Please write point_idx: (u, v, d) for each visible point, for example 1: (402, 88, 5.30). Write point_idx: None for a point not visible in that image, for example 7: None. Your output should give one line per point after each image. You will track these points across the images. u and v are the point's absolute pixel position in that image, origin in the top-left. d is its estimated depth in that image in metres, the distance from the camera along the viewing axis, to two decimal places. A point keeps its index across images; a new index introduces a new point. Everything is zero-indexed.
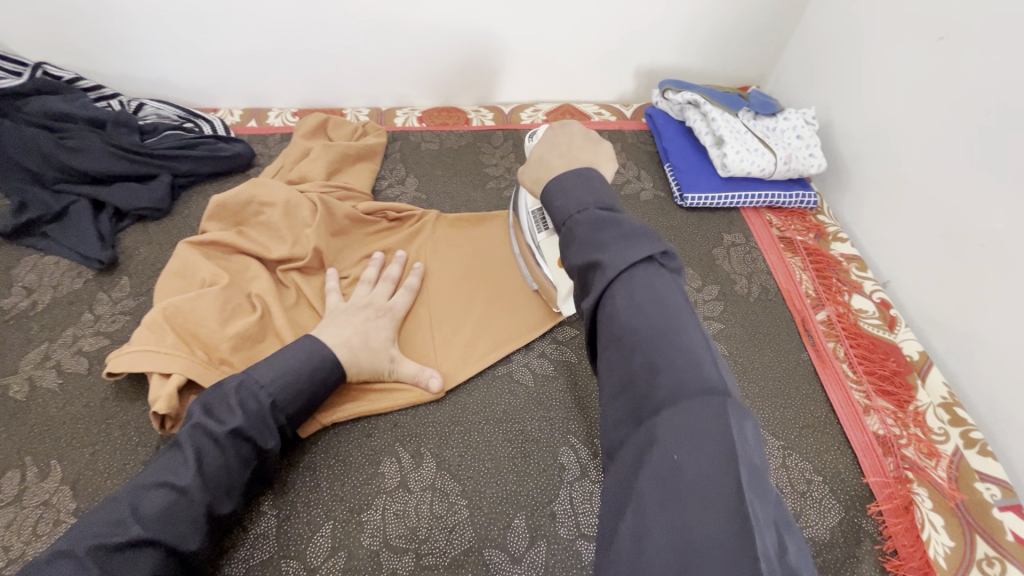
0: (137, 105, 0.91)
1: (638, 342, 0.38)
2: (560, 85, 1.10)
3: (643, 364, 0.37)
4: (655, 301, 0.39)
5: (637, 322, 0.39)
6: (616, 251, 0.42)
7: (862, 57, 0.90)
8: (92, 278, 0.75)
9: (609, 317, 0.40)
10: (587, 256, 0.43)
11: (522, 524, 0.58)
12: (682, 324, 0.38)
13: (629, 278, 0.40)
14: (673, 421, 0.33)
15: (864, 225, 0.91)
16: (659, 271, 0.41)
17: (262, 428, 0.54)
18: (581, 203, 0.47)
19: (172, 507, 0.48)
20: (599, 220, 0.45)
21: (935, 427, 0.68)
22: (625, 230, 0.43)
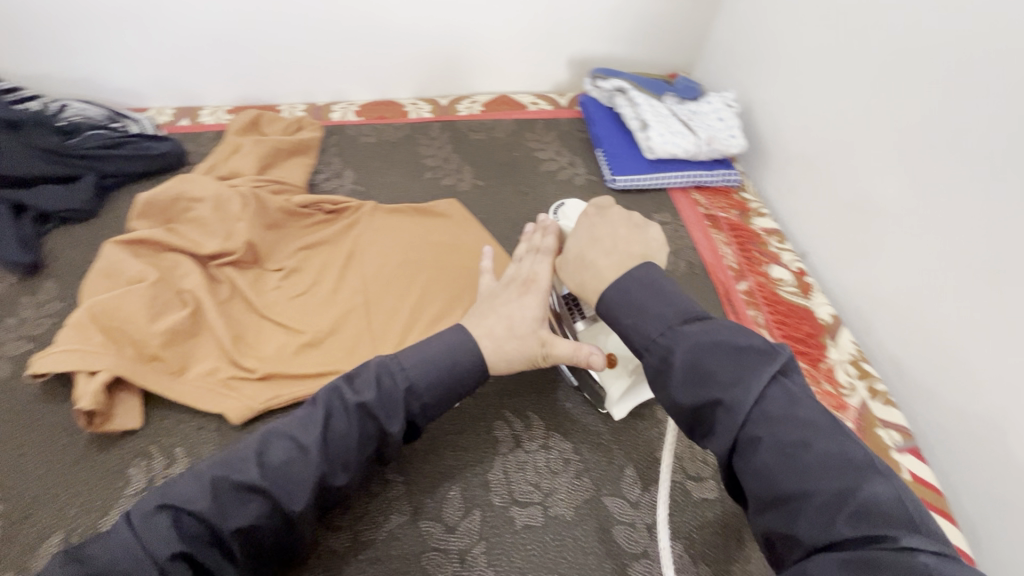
0: (60, 106, 0.89)
1: (802, 491, 0.36)
2: (497, 77, 1.13)
3: (812, 525, 0.36)
4: (797, 432, 0.38)
5: (798, 476, 0.37)
6: (727, 382, 0.41)
7: (774, 44, 0.96)
8: (14, 282, 0.74)
9: (750, 470, 0.39)
10: (699, 393, 0.42)
11: (458, 496, 0.60)
12: (845, 460, 0.37)
13: (761, 413, 0.40)
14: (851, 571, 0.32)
15: (784, 200, 0.97)
16: (786, 387, 0.41)
17: (389, 407, 0.49)
18: (660, 319, 0.47)
19: (292, 462, 0.45)
20: (688, 343, 0.44)
21: (844, 382, 0.74)
22: (731, 353, 0.42)
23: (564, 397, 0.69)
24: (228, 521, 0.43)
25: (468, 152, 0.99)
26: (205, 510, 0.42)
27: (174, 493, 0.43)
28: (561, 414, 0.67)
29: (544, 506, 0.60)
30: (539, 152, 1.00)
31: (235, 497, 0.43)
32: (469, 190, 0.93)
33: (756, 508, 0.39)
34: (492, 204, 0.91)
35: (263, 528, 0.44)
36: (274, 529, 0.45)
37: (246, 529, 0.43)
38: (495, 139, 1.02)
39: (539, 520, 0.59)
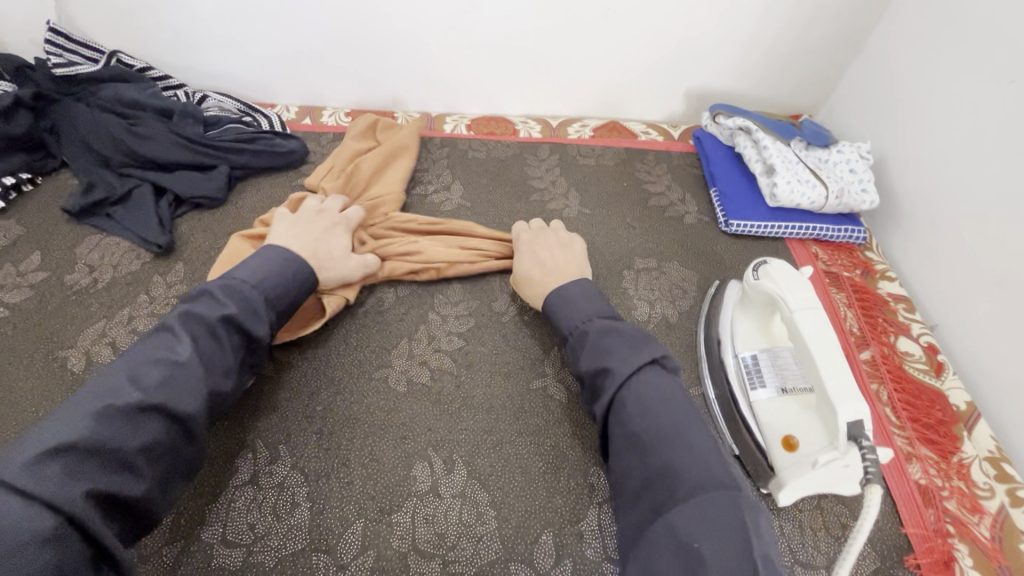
0: (201, 97, 0.95)
1: (649, 437, 0.51)
2: (609, 102, 1.11)
3: (653, 458, 0.49)
4: (656, 396, 0.54)
5: (642, 424, 0.52)
6: (620, 355, 0.58)
7: (920, 98, 0.88)
8: (149, 260, 0.79)
9: (623, 424, 0.54)
10: (598, 363, 0.59)
11: (549, 541, 0.58)
12: (691, 422, 0.51)
13: (635, 384, 0.55)
14: (687, 506, 0.44)
15: (914, 266, 0.89)
16: (659, 372, 0.56)
17: (254, 321, 0.58)
18: (580, 316, 0.65)
19: (173, 377, 0.50)
20: (597, 333, 0.61)
21: (979, 482, 0.66)
22: (629, 338, 0.60)
23: None
24: (128, 443, 0.45)
25: (575, 177, 0.97)
26: (92, 441, 0.43)
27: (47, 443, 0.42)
28: None
29: None
30: (648, 184, 0.97)
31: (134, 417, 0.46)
32: (574, 217, 0.91)
33: (622, 452, 0.53)
34: (598, 234, 0.89)
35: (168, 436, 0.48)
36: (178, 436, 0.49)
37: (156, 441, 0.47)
38: (604, 166, 1.00)
39: None
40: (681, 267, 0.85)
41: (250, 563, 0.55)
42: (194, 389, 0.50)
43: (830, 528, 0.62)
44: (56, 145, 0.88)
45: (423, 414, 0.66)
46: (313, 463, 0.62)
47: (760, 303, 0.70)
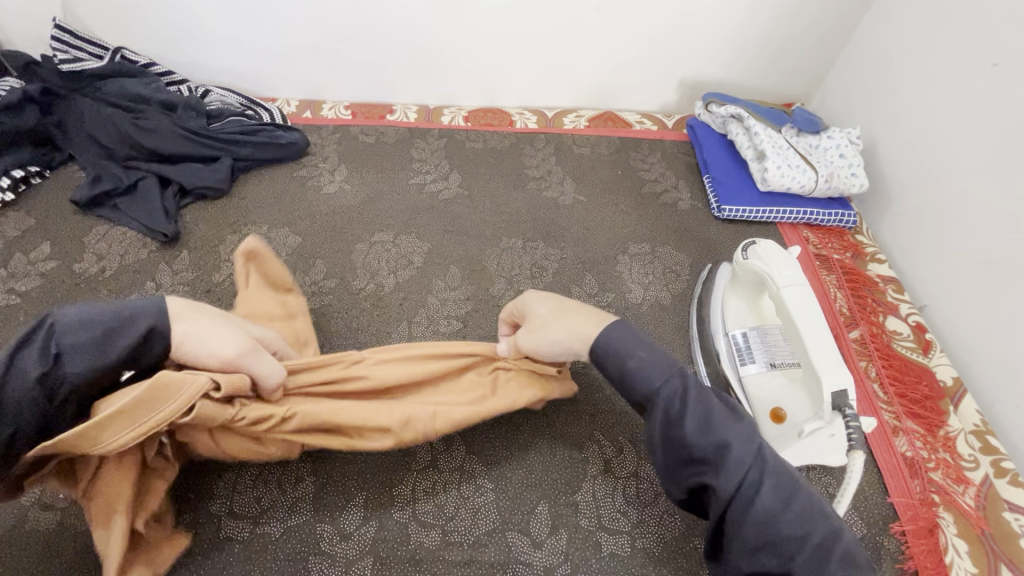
0: (204, 92, 0.97)
1: (799, 544, 0.45)
2: (604, 93, 1.12)
3: (804, 567, 0.44)
4: (785, 484, 0.47)
5: (790, 519, 0.45)
6: (737, 438, 0.48)
7: (908, 82, 0.89)
8: (155, 249, 0.81)
9: (753, 517, 0.46)
10: (709, 441, 0.48)
11: (545, 512, 0.60)
12: (817, 507, 0.47)
13: (763, 468, 0.47)
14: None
15: (902, 248, 0.90)
16: (770, 447, 0.49)
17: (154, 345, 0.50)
18: (660, 375, 0.52)
19: (75, 346, 0.47)
20: (690, 399, 0.50)
21: (965, 453, 0.68)
22: (727, 411, 0.50)
23: None
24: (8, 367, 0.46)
25: (570, 166, 0.99)
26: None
27: None
28: None
29: (631, 537, 0.59)
30: (642, 172, 0.99)
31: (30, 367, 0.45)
32: (569, 204, 0.93)
33: (746, 552, 0.46)
34: (594, 221, 0.91)
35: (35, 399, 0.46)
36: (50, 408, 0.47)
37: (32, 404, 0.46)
38: (599, 155, 1.02)
39: (627, 551, 0.58)
40: (674, 251, 0.87)
41: (257, 533, 0.58)
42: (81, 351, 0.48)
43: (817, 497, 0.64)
44: (63, 139, 0.90)
45: None
46: None
47: (747, 285, 0.73)
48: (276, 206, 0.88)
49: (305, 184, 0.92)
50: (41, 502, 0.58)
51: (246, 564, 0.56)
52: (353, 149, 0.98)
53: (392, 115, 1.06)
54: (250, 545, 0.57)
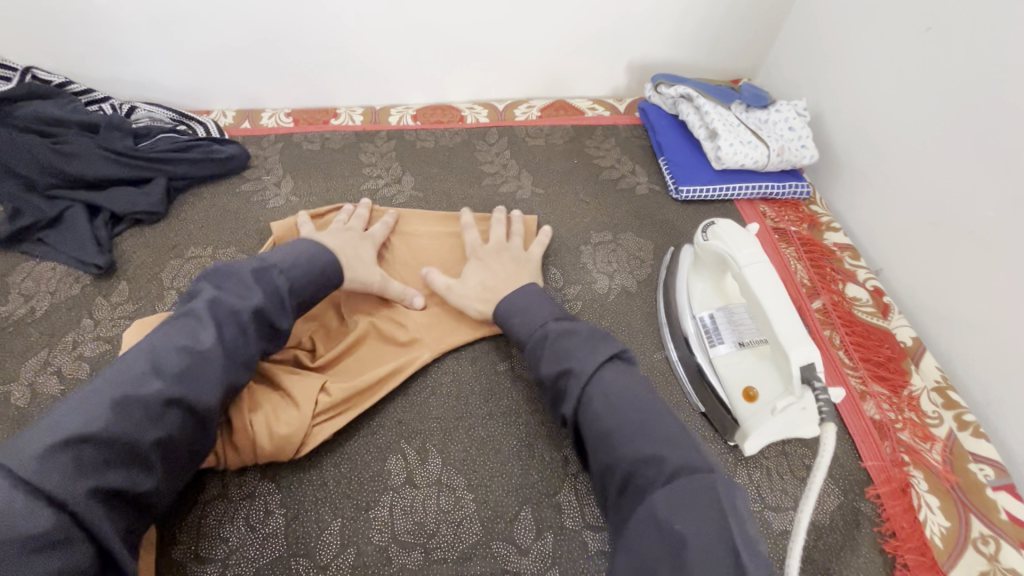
0: (130, 109, 0.90)
1: (622, 435, 0.51)
2: (554, 82, 1.10)
3: (626, 450, 0.50)
4: (619, 393, 0.54)
5: (612, 419, 0.52)
6: (581, 357, 0.56)
7: (848, 51, 0.91)
8: (90, 283, 0.75)
9: (593, 417, 0.53)
10: (559, 366, 0.57)
11: (529, 517, 0.59)
12: (655, 418, 0.52)
13: (599, 381, 0.55)
14: (670, 509, 0.43)
15: (856, 214, 0.92)
16: (619, 365, 0.57)
17: (132, 475, 0.45)
18: (542, 317, 0.63)
19: (195, 367, 0.50)
20: (556, 331, 0.60)
21: (929, 411, 0.70)
22: (585, 336, 0.58)
23: None
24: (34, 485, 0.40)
25: (525, 158, 0.97)
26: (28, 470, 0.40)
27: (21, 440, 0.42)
28: None
29: None
30: (598, 159, 0.98)
31: (149, 413, 0.46)
32: (527, 197, 0.91)
33: (602, 451, 0.51)
34: (553, 213, 0.89)
35: (175, 438, 0.48)
36: (187, 435, 0.49)
37: (165, 439, 0.47)
38: (554, 144, 1.00)
39: None
40: (637, 238, 0.87)
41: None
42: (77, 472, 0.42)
43: (795, 470, 0.65)
44: None
45: (393, 408, 0.66)
46: (284, 470, 0.61)
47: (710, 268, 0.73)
48: (219, 226, 0.83)
49: (250, 199, 0.87)
50: None
51: None
52: (297, 158, 0.94)
53: (336, 120, 1.02)
54: None
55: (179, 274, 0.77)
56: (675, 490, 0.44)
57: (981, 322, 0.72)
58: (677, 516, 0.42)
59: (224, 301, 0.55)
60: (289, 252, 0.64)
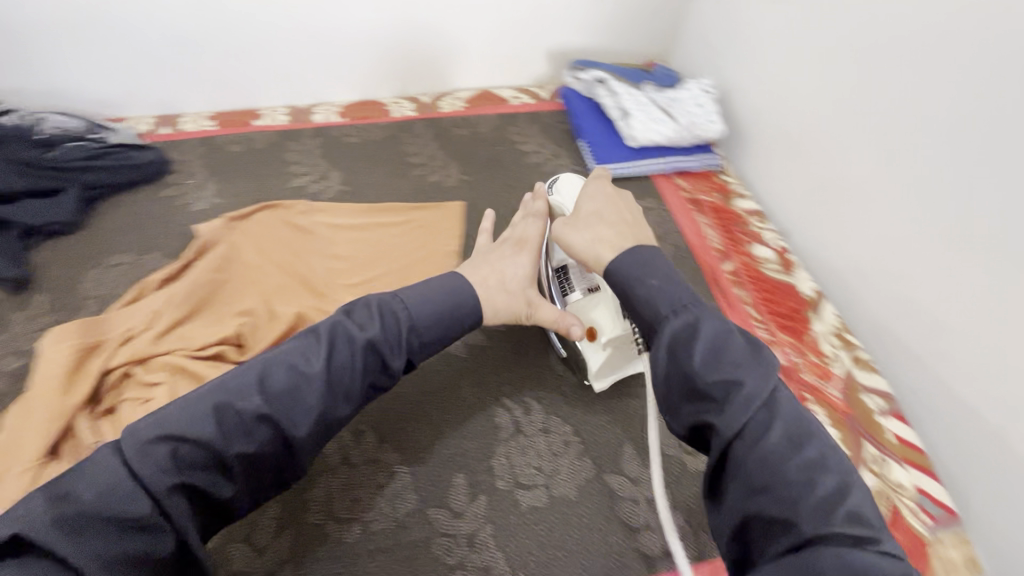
0: (37, 119, 0.87)
1: (795, 491, 0.40)
2: (479, 75, 1.14)
3: (810, 520, 0.39)
4: (802, 433, 0.43)
5: (798, 468, 0.41)
6: (748, 370, 0.44)
7: (745, 31, 0.98)
8: (5, 298, 0.73)
9: (756, 457, 0.41)
10: (720, 371, 0.44)
11: (463, 482, 0.61)
12: (837, 464, 0.42)
13: (773, 410, 0.43)
14: (840, 570, 0.36)
15: (762, 181, 0.99)
16: (789, 396, 0.45)
17: (212, 479, 0.44)
18: (668, 299, 0.49)
19: (294, 387, 0.47)
20: (717, 323, 0.47)
21: (828, 353, 0.77)
22: (753, 344, 0.46)
23: (561, 382, 0.70)
24: (138, 474, 0.41)
25: (453, 149, 1.00)
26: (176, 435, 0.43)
27: (128, 433, 0.43)
28: (559, 397, 0.69)
29: (547, 487, 0.62)
30: (523, 145, 1.02)
31: (244, 423, 0.45)
32: (456, 185, 0.94)
33: (744, 495, 0.41)
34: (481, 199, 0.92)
35: (263, 453, 0.45)
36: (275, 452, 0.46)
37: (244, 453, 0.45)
38: (480, 133, 1.03)
39: (543, 501, 0.61)
40: None
41: None
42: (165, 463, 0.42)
43: None
44: None
45: None
46: None
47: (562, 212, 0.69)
48: (140, 232, 0.82)
49: (172, 204, 0.86)
50: None
51: None
52: (220, 160, 0.93)
53: (260, 121, 1.02)
54: None
55: (100, 283, 0.76)
56: (842, 549, 0.37)
57: (906, 272, 0.73)
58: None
59: (346, 321, 0.51)
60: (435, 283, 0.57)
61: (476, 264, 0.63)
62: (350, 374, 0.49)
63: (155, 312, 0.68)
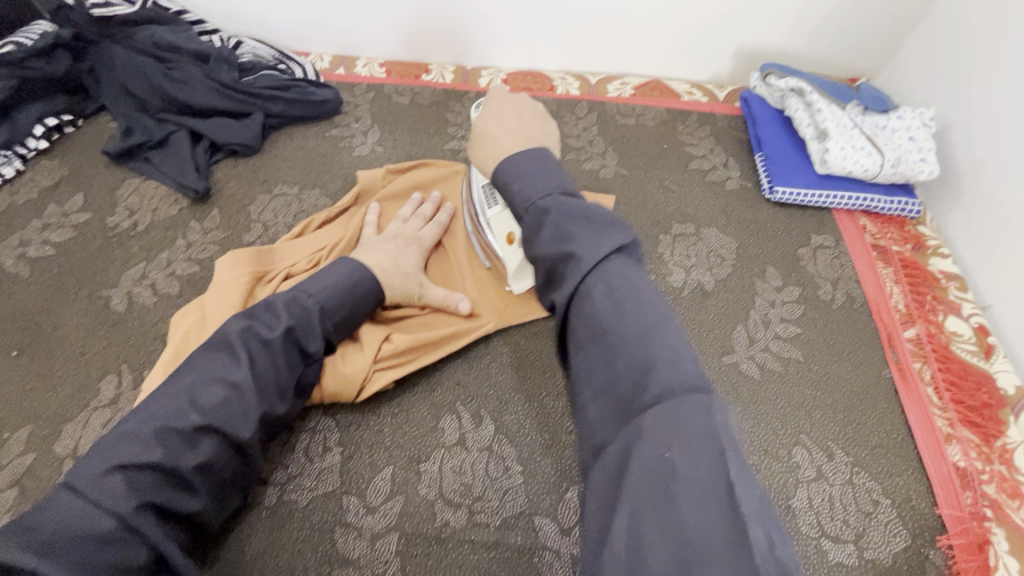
0: (236, 43, 0.92)
1: (621, 342, 0.38)
2: (654, 61, 1.05)
3: (629, 361, 0.37)
4: (630, 304, 0.39)
5: (618, 327, 0.39)
6: (587, 240, 0.42)
7: (996, 62, 0.80)
8: (187, 206, 0.79)
9: (586, 315, 0.41)
10: (559, 248, 0.43)
11: (575, 498, 0.58)
12: (657, 326, 0.38)
13: (603, 275, 0.41)
14: (661, 428, 0.33)
15: (968, 241, 0.83)
16: (625, 263, 0.42)
17: (180, 498, 0.47)
18: (539, 185, 0.47)
19: (229, 402, 0.50)
20: (562, 209, 0.45)
21: (1023, 467, 0.63)
22: (595, 221, 0.43)
23: None
24: (109, 499, 0.43)
25: (613, 137, 0.94)
26: (159, 459, 0.46)
27: (122, 453, 0.46)
28: None
29: None
30: (689, 147, 0.93)
31: (185, 438, 0.48)
32: (611, 178, 0.89)
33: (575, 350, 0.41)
34: (635, 198, 0.86)
35: (217, 463, 0.49)
36: (226, 460, 0.50)
37: (204, 465, 0.48)
38: (644, 126, 0.96)
39: None
40: (720, 234, 0.83)
41: (284, 500, 0.57)
42: (138, 489, 0.45)
43: (861, 503, 0.61)
44: (95, 88, 0.88)
45: (454, 370, 0.66)
46: (345, 410, 0.63)
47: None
48: (306, 166, 0.85)
49: (338, 144, 0.89)
50: (76, 453, 0.59)
51: (271, 532, 0.56)
52: (386, 109, 0.94)
53: (428, 76, 1.01)
54: (279, 512, 0.56)
55: (266, 209, 0.80)
56: (664, 406, 0.34)
57: None
58: (671, 441, 0.33)
59: (256, 328, 0.54)
60: (330, 276, 0.61)
61: (372, 250, 0.67)
62: (281, 375, 0.54)
63: (315, 253, 0.71)
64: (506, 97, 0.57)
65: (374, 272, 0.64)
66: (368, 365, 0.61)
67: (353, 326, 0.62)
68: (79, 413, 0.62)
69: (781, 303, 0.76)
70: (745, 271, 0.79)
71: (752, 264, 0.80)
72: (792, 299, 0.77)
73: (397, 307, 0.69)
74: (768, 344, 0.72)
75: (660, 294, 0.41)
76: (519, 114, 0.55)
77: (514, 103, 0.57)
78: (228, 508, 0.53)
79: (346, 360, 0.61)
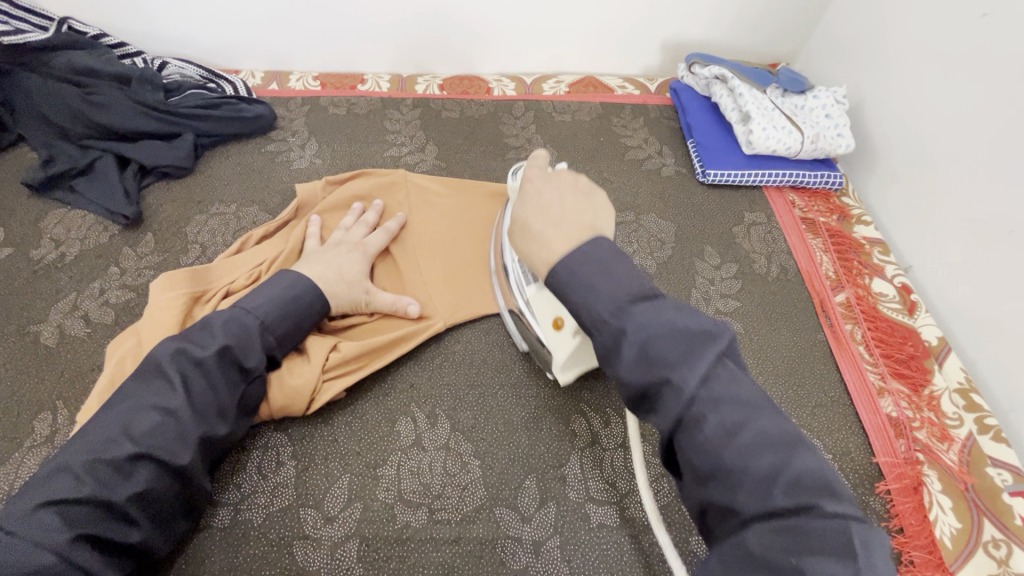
0: (161, 63, 0.91)
1: (737, 442, 0.37)
2: (586, 58, 1.08)
3: (750, 500, 0.36)
4: (739, 413, 0.38)
5: (734, 452, 0.37)
6: (680, 361, 0.40)
7: (897, 40, 0.86)
8: (118, 233, 0.77)
9: (695, 447, 0.39)
10: (650, 373, 0.40)
11: (533, 486, 0.59)
12: (783, 438, 0.38)
13: (707, 395, 0.39)
14: (778, 544, 0.33)
15: (886, 208, 0.89)
16: (729, 368, 0.40)
17: (120, 527, 0.46)
18: (612, 298, 0.43)
19: (167, 427, 0.49)
20: (637, 324, 0.41)
21: (949, 412, 0.68)
22: (686, 337, 0.40)
23: None
24: (39, 539, 0.42)
25: (551, 133, 0.96)
26: (92, 492, 0.45)
27: (52, 491, 0.44)
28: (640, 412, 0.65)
29: (621, 506, 0.59)
30: (625, 138, 0.96)
31: (121, 467, 0.46)
32: None
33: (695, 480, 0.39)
34: None
35: (158, 489, 0.48)
36: (168, 487, 0.49)
37: (142, 494, 0.47)
38: (581, 121, 0.98)
39: (613, 520, 0.58)
40: (659, 219, 0.86)
41: (237, 519, 0.56)
42: (71, 525, 0.43)
43: None
44: (10, 117, 0.84)
45: (406, 372, 0.66)
46: (296, 423, 0.62)
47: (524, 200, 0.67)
48: (243, 183, 0.84)
49: (275, 159, 0.88)
50: (9, 497, 0.56)
51: (226, 554, 0.54)
52: (323, 121, 0.94)
53: (363, 86, 1.01)
54: (232, 532, 0.55)
55: (203, 229, 0.79)
56: (788, 522, 0.34)
57: None
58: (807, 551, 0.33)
59: (191, 349, 0.53)
60: (269, 291, 0.60)
61: (313, 260, 0.67)
62: (220, 394, 0.53)
63: (255, 269, 0.70)
64: (548, 181, 0.53)
65: (316, 283, 0.63)
66: (316, 373, 0.61)
67: (298, 339, 0.61)
68: (10, 455, 0.59)
69: (721, 280, 0.79)
70: (685, 253, 0.82)
71: (691, 246, 0.83)
72: (730, 275, 0.80)
73: (344, 316, 0.69)
74: (711, 320, 0.75)
75: (769, 396, 0.41)
76: (565, 195, 0.51)
77: (558, 186, 0.53)
78: (177, 534, 0.51)
79: (293, 370, 0.60)
